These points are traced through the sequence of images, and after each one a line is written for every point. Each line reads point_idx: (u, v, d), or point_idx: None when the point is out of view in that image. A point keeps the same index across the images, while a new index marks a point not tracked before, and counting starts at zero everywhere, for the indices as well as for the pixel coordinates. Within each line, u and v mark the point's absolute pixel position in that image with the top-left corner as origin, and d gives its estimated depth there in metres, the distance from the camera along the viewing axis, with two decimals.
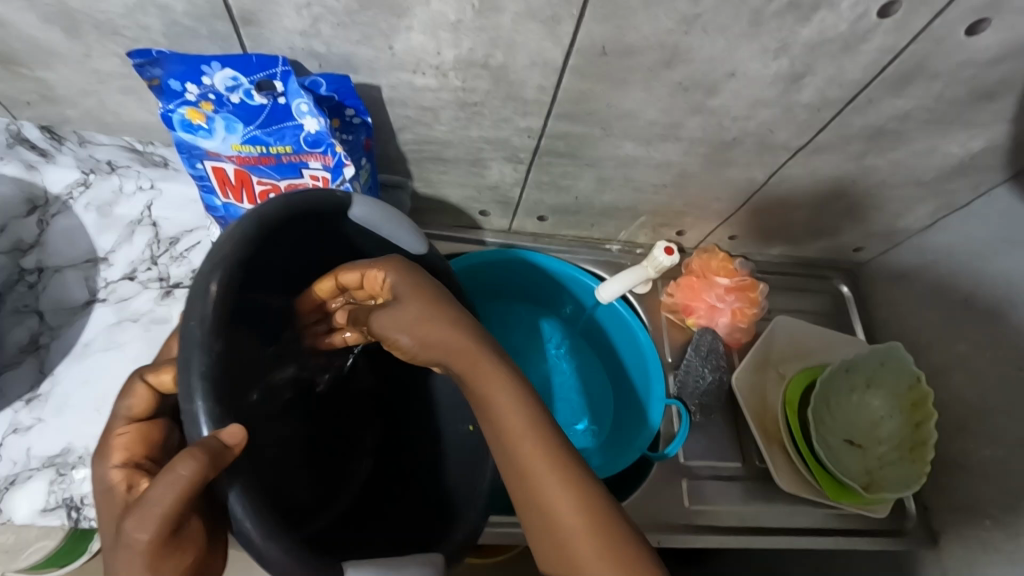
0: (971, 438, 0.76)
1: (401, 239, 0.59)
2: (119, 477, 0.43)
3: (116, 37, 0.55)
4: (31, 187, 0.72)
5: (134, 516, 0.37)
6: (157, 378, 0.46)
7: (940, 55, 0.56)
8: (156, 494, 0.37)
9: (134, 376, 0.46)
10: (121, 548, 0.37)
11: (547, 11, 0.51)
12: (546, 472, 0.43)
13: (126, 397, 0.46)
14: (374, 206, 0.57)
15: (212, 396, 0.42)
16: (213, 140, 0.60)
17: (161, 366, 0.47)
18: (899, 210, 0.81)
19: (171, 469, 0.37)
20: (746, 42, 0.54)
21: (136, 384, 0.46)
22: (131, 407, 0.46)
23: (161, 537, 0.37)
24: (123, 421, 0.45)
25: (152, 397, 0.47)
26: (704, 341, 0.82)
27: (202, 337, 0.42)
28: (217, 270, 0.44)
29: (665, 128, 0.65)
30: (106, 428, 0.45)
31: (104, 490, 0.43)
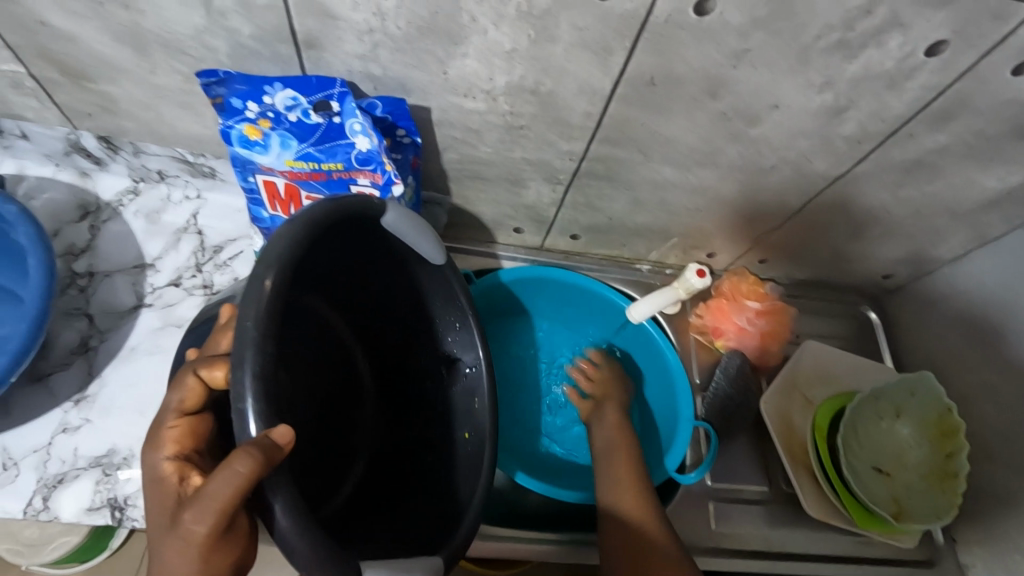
0: (1002, 471, 0.75)
1: (423, 248, 0.59)
2: (170, 469, 0.44)
3: (182, 57, 0.57)
4: (83, 194, 0.76)
5: (192, 510, 0.38)
6: (209, 374, 0.47)
7: (983, 93, 0.57)
8: (214, 489, 0.38)
9: (188, 369, 0.47)
10: (176, 537, 0.39)
11: (600, 43, 0.52)
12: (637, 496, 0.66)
13: (178, 390, 0.47)
14: (404, 214, 0.57)
15: (262, 396, 0.41)
16: (267, 156, 0.62)
17: (213, 362, 0.47)
18: (932, 240, 0.81)
19: (225, 466, 0.38)
20: (792, 76, 0.56)
21: (188, 378, 0.47)
22: (182, 400, 0.47)
23: (216, 530, 0.39)
24: (175, 413, 0.46)
25: (203, 391, 0.47)
26: (732, 363, 0.82)
27: (254, 337, 0.42)
28: (271, 268, 0.44)
29: (704, 156, 0.67)
30: (158, 418, 0.47)
31: (154, 480, 0.44)
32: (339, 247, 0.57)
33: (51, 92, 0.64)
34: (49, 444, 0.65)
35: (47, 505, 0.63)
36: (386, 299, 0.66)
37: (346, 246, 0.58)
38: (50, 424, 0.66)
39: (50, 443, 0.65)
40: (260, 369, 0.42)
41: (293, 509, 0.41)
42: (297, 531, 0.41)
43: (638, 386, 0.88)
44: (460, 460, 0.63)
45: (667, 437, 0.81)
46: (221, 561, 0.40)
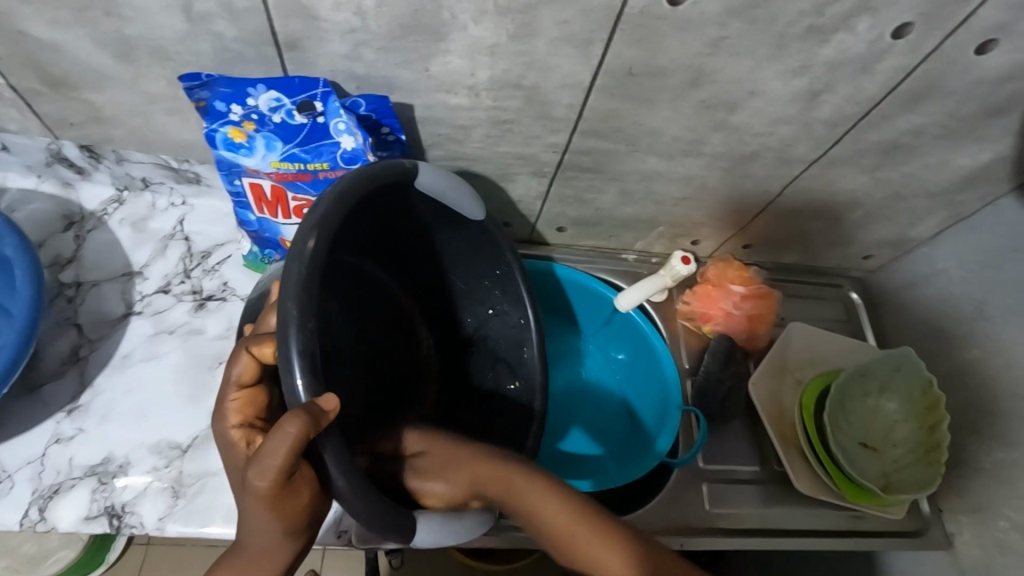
0: (982, 441, 0.77)
1: (465, 208, 0.62)
2: (239, 435, 0.49)
3: (166, 62, 0.57)
4: (68, 204, 0.76)
5: (253, 469, 0.40)
6: (259, 350, 0.50)
7: (952, 74, 0.59)
8: (271, 447, 0.40)
9: (240, 347, 0.51)
10: (248, 495, 0.41)
11: (581, 35, 0.53)
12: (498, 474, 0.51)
13: (234, 364, 0.50)
14: (438, 175, 0.60)
15: (306, 366, 0.44)
16: (253, 158, 0.62)
17: (262, 338, 0.51)
18: (909, 220, 0.83)
19: (277, 427, 0.40)
20: (769, 63, 0.57)
21: (242, 354, 0.50)
22: (240, 374, 0.50)
23: (278, 484, 0.41)
24: (236, 386, 0.50)
25: (256, 366, 0.51)
26: (721, 347, 0.84)
27: (297, 313, 0.44)
28: (313, 231, 0.48)
29: (687, 144, 0.68)
30: (221, 393, 0.51)
31: (227, 446, 0.50)
32: (369, 221, 0.60)
33: (32, 102, 0.64)
34: (43, 455, 0.65)
35: (44, 516, 0.62)
36: (416, 270, 0.71)
37: (377, 221, 0.61)
38: (43, 435, 0.66)
39: (44, 453, 0.65)
40: (300, 339, 0.44)
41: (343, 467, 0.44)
42: (353, 494, 0.44)
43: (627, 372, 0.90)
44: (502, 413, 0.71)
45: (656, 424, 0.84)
46: (294, 512, 0.42)
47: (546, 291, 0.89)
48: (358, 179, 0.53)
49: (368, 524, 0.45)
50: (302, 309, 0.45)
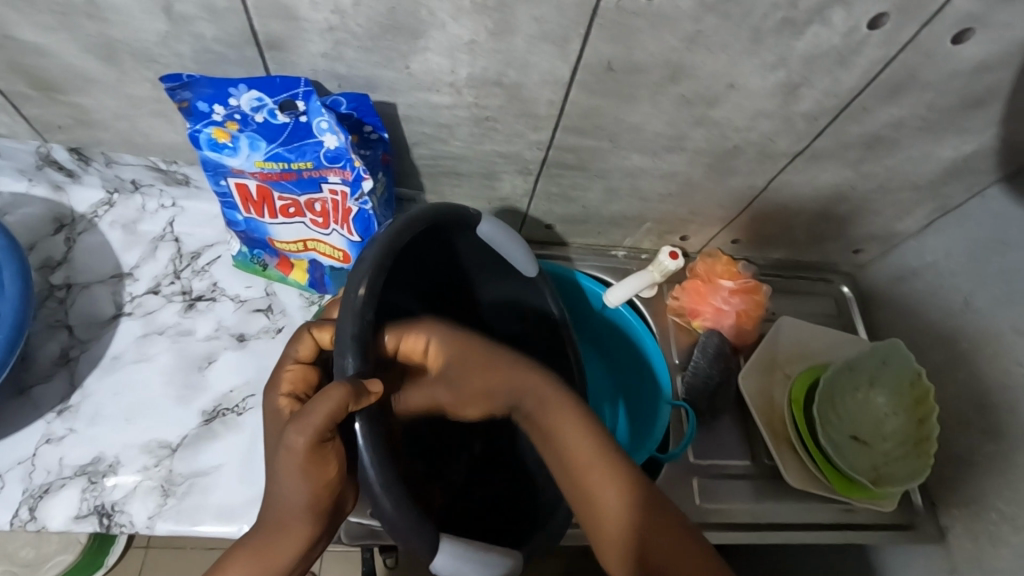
0: (973, 432, 0.77)
1: (517, 260, 0.66)
2: (285, 403, 0.51)
3: (150, 65, 0.58)
4: (59, 207, 0.76)
5: (291, 428, 0.41)
6: (320, 333, 0.53)
7: (931, 65, 0.59)
8: (311, 408, 0.41)
9: (304, 325, 0.53)
10: (282, 450, 0.42)
11: (557, 32, 0.54)
12: (565, 420, 0.54)
13: (294, 342, 0.52)
14: (498, 225, 0.64)
15: (363, 358, 0.46)
16: (237, 158, 0.63)
17: (323, 323, 0.53)
18: (896, 214, 0.84)
19: (320, 391, 0.41)
20: (747, 57, 0.57)
21: (303, 333, 0.52)
22: (299, 349, 0.52)
23: (313, 444, 0.42)
24: (292, 359, 0.52)
25: (315, 347, 0.53)
26: (710, 343, 0.84)
27: (358, 306, 0.46)
28: (365, 275, 0.48)
29: (669, 140, 0.68)
30: (278, 365, 0.53)
31: (272, 413, 0.51)
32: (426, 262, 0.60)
33: (20, 106, 0.64)
34: (34, 455, 0.65)
35: (34, 515, 0.63)
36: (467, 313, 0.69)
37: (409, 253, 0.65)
38: (33, 436, 0.66)
39: (35, 454, 0.66)
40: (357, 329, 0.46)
41: (378, 458, 0.44)
42: (385, 490, 0.43)
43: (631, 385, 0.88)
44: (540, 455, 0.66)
45: (645, 421, 0.83)
46: (318, 477, 0.43)
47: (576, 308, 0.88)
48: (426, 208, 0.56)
49: (392, 525, 0.44)
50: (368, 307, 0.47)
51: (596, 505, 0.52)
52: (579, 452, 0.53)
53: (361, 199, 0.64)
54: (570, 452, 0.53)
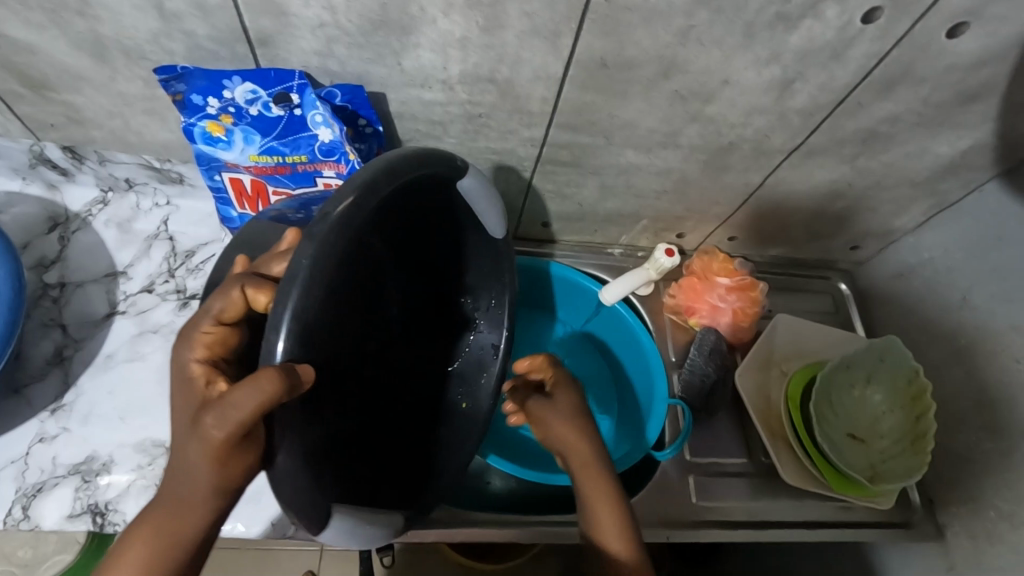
0: (971, 429, 0.76)
1: (489, 220, 0.59)
2: (199, 371, 0.44)
3: (141, 62, 0.58)
4: (53, 206, 0.76)
5: (212, 414, 0.38)
6: (254, 295, 0.44)
7: (925, 60, 0.59)
8: (237, 399, 0.37)
9: (235, 283, 0.44)
10: (196, 437, 0.39)
11: (549, 27, 0.53)
12: (591, 472, 0.60)
13: (221, 298, 0.44)
14: (480, 181, 0.56)
15: (295, 333, 0.40)
16: (232, 152, 0.62)
17: (261, 283, 0.44)
18: (893, 210, 0.83)
19: (249, 376, 0.37)
20: (741, 52, 0.57)
21: (233, 292, 0.44)
22: (220, 309, 0.44)
23: (232, 439, 0.38)
24: (212, 320, 0.45)
25: (243, 307, 0.45)
26: (707, 340, 0.84)
27: (309, 266, 0.40)
28: (355, 192, 0.43)
29: (664, 136, 0.68)
30: (194, 319, 0.45)
31: (183, 377, 0.44)
32: (404, 214, 0.53)
33: (12, 104, 0.64)
34: (27, 454, 0.65)
35: (27, 514, 0.63)
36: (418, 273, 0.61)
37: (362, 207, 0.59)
38: (27, 435, 0.66)
39: (28, 453, 0.65)
40: (300, 299, 0.40)
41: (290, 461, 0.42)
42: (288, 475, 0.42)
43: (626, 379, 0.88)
44: (453, 428, 0.65)
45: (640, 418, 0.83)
46: (234, 468, 0.40)
47: (575, 298, 0.88)
48: (405, 155, 0.48)
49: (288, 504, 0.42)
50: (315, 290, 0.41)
51: (591, 522, 0.58)
52: (593, 499, 0.58)
53: None
54: (587, 497, 0.59)
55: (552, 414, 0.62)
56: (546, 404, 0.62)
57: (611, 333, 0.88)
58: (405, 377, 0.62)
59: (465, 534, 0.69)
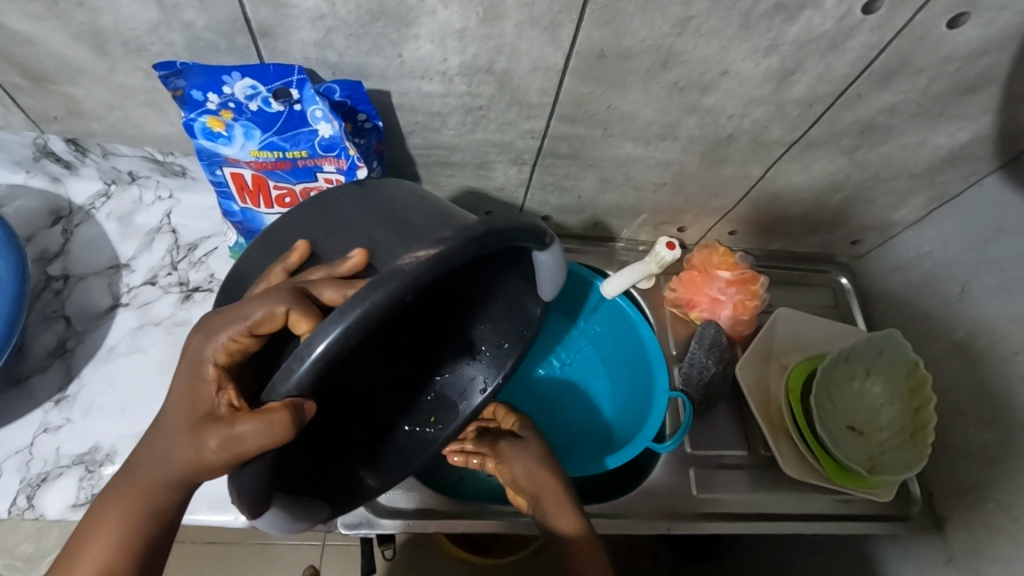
0: (970, 422, 0.76)
1: (542, 288, 0.56)
2: (213, 375, 0.43)
3: (141, 53, 0.58)
4: (56, 199, 0.77)
5: (217, 439, 0.40)
6: (296, 323, 0.41)
7: (923, 50, 0.59)
8: (248, 434, 0.39)
9: (284, 300, 0.41)
10: (201, 449, 0.41)
11: (547, 18, 0.54)
12: (564, 508, 0.64)
13: (264, 312, 0.41)
14: (555, 258, 0.52)
15: (316, 370, 0.39)
16: (232, 147, 0.63)
17: (308, 310, 0.41)
18: (893, 203, 0.83)
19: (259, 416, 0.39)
20: (738, 42, 0.57)
21: (278, 313, 0.41)
22: (258, 321, 0.41)
23: (232, 460, 0.41)
24: (245, 330, 0.42)
25: (280, 325, 0.42)
26: (707, 333, 0.83)
27: (359, 319, 0.37)
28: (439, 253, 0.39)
29: (663, 128, 0.68)
30: (227, 318, 0.42)
31: (193, 374, 0.43)
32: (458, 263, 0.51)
33: (14, 96, 0.65)
34: (31, 444, 0.66)
35: (32, 503, 0.63)
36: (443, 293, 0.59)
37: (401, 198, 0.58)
38: (31, 425, 0.67)
39: (31, 443, 0.66)
40: (334, 348, 0.38)
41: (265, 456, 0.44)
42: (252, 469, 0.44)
43: (620, 380, 0.88)
44: (413, 430, 0.63)
45: (637, 420, 0.82)
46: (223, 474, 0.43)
47: (577, 293, 0.88)
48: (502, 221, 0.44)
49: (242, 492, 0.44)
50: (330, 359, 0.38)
51: (566, 554, 0.62)
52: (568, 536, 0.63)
53: None
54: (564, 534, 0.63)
55: (523, 451, 0.67)
56: (517, 443, 0.68)
57: (612, 334, 0.88)
58: (387, 366, 0.63)
59: (465, 526, 0.69)
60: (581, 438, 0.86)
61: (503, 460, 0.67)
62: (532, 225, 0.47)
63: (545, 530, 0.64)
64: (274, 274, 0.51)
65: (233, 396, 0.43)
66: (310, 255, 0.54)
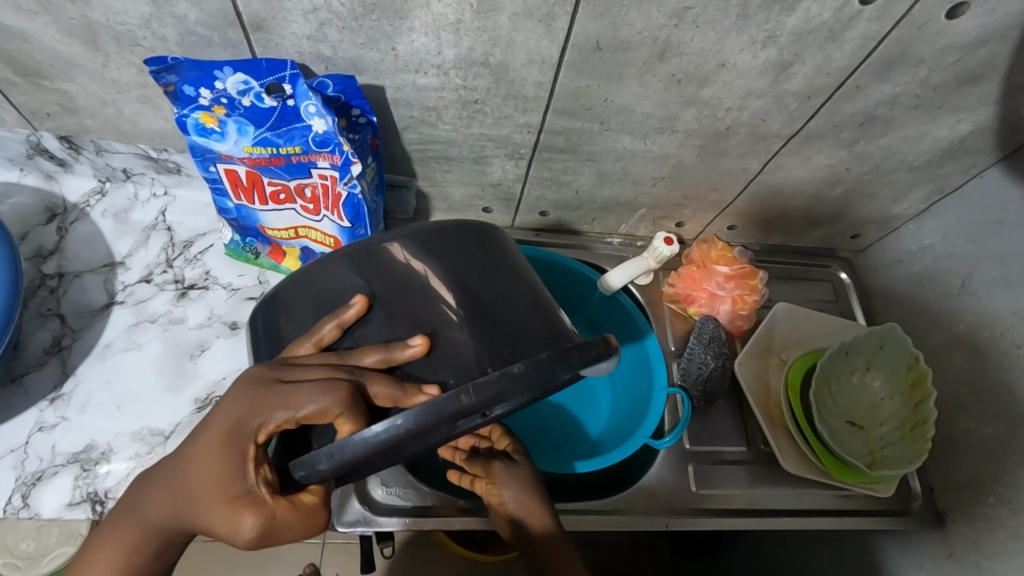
0: (972, 417, 0.76)
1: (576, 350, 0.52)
2: (251, 453, 0.41)
3: (134, 48, 0.58)
4: (50, 196, 0.76)
5: (254, 527, 0.40)
6: (344, 425, 0.41)
7: (923, 40, 0.59)
8: (288, 529, 0.41)
9: (339, 402, 0.41)
10: (228, 528, 0.41)
11: (543, 10, 0.53)
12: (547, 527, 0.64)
13: (318, 407, 0.41)
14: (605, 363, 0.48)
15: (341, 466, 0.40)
16: (226, 144, 0.62)
17: (362, 413, 0.42)
18: (893, 196, 0.83)
19: (299, 508, 0.41)
20: (736, 33, 0.57)
21: (330, 410, 0.41)
22: (306, 415, 0.41)
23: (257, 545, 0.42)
24: (293, 417, 0.41)
25: (327, 420, 0.42)
26: (707, 329, 0.83)
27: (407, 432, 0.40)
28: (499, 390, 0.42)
29: (660, 121, 0.67)
30: (278, 402, 0.41)
31: (227, 445, 0.41)
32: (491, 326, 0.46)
33: (7, 93, 0.64)
34: (26, 443, 0.66)
35: (27, 502, 0.63)
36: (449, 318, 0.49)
37: (468, 240, 0.50)
38: (27, 423, 0.67)
39: (27, 442, 0.66)
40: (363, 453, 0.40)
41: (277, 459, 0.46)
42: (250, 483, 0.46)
43: (620, 385, 0.86)
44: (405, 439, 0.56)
45: (634, 422, 0.80)
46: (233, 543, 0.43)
47: (580, 291, 0.86)
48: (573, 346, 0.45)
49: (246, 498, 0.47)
50: (354, 462, 0.40)
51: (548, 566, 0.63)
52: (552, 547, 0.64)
53: (349, 183, 0.64)
54: (545, 548, 0.64)
55: (514, 476, 0.66)
56: (511, 467, 0.66)
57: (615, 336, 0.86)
58: None
59: (461, 522, 0.68)
60: (577, 440, 0.84)
61: (494, 480, 0.66)
62: (598, 351, 0.46)
63: (524, 543, 0.65)
64: (328, 329, 0.47)
65: (267, 472, 0.42)
66: (371, 308, 0.47)
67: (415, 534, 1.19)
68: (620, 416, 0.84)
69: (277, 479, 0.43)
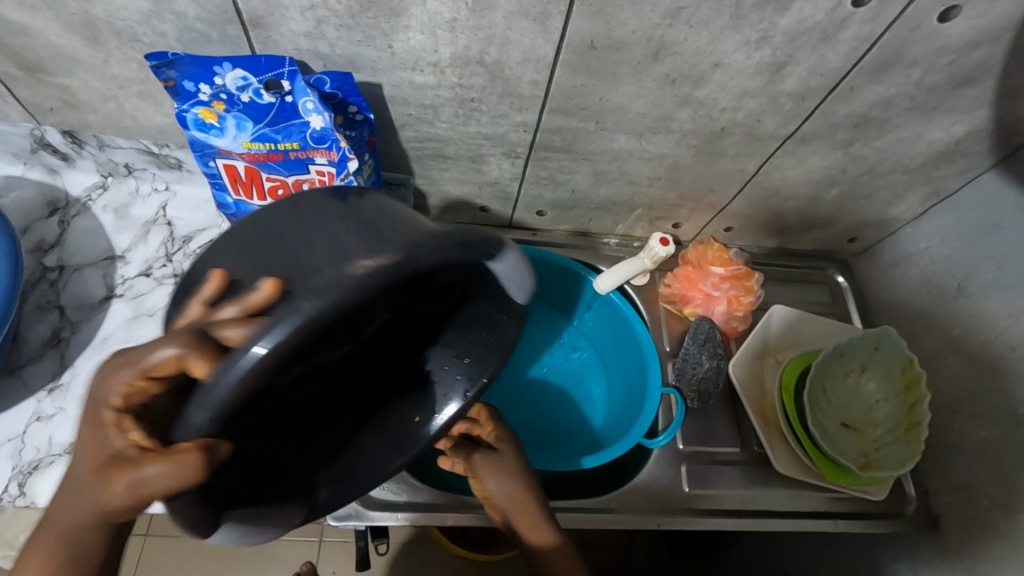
0: (967, 420, 0.76)
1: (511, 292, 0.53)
2: (110, 418, 0.38)
3: (135, 44, 0.59)
4: (53, 190, 0.77)
5: (124, 485, 0.37)
6: (188, 364, 0.35)
7: (916, 42, 0.59)
8: (154, 484, 0.36)
9: (178, 341, 0.35)
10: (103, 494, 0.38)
11: (537, 8, 0.54)
12: (539, 525, 0.64)
13: (162, 350, 0.36)
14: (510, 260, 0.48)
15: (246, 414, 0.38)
16: (224, 139, 0.63)
17: (208, 347, 0.35)
18: (889, 199, 0.83)
19: (168, 457, 0.36)
20: (730, 33, 0.57)
21: (168, 352, 0.35)
22: (151, 364, 0.36)
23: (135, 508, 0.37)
24: (138, 370, 0.37)
25: (176, 367, 0.36)
26: (701, 329, 0.83)
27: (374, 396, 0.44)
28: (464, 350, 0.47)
29: (655, 121, 0.68)
30: (128, 356, 0.37)
31: (93, 413, 0.39)
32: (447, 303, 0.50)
33: (10, 87, 0.65)
34: (23, 433, 0.66)
35: (23, 491, 0.63)
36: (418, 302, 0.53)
37: None
38: (24, 413, 0.67)
39: (24, 431, 0.66)
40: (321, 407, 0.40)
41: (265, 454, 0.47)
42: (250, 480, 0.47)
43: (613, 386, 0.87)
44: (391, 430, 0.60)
45: (628, 421, 0.80)
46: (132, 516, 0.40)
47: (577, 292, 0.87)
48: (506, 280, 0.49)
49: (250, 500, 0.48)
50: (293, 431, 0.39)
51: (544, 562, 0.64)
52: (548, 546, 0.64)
53: (346, 178, 0.65)
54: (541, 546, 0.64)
55: (502, 469, 0.65)
56: (497, 459, 0.66)
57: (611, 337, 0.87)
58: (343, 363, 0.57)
59: (454, 518, 0.69)
60: (572, 441, 0.84)
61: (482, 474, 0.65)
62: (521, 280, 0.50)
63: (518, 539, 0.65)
64: (194, 311, 0.40)
65: (138, 436, 0.38)
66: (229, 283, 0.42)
67: (413, 533, 1.19)
68: (614, 416, 0.84)
69: (154, 444, 0.38)
